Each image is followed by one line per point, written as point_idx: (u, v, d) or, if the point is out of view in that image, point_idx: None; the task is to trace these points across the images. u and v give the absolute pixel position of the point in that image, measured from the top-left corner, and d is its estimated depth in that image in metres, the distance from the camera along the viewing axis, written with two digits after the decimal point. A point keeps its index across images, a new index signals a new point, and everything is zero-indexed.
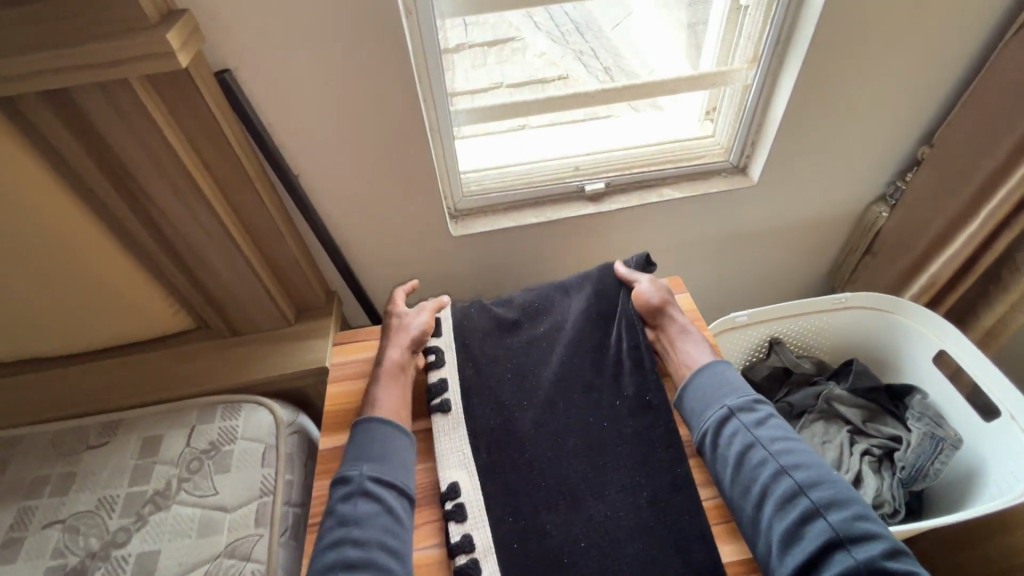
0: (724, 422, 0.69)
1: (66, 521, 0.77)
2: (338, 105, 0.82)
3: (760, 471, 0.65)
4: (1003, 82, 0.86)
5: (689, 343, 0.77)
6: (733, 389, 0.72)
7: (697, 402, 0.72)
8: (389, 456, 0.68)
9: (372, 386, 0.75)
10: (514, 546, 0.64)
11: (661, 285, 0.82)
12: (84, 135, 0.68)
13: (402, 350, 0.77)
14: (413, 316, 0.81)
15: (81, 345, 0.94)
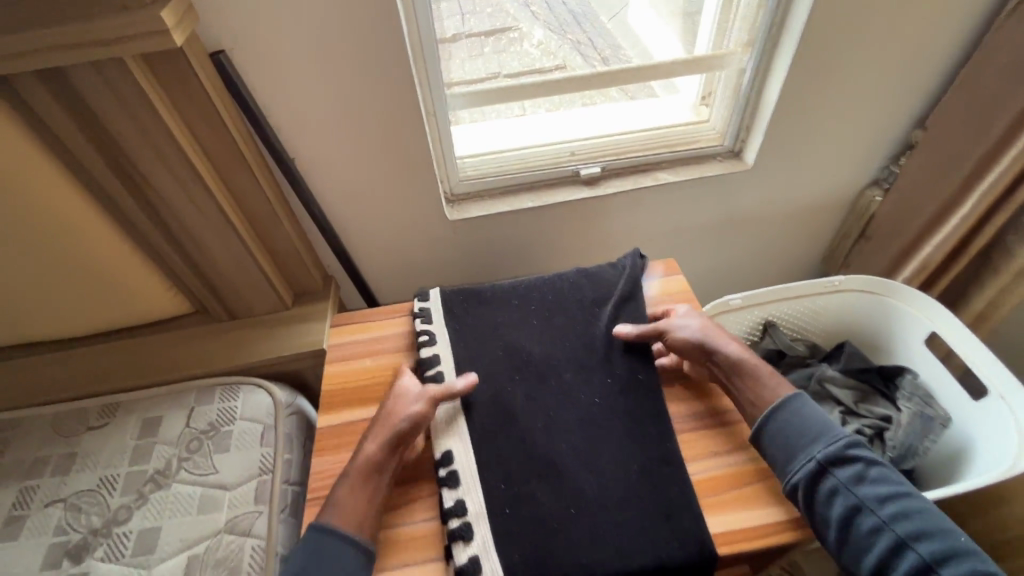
0: (822, 480, 0.62)
1: (68, 499, 0.78)
2: (333, 87, 0.82)
3: (873, 541, 0.59)
4: (997, 63, 0.86)
5: (750, 378, 0.71)
6: (827, 437, 0.64)
7: (784, 451, 0.66)
8: (340, 573, 0.59)
9: (337, 485, 0.65)
10: (506, 512, 0.65)
11: (684, 323, 0.76)
12: (80, 115, 0.69)
13: (381, 449, 0.66)
14: (407, 388, 0.72)
15: (79, 328, 0.94)
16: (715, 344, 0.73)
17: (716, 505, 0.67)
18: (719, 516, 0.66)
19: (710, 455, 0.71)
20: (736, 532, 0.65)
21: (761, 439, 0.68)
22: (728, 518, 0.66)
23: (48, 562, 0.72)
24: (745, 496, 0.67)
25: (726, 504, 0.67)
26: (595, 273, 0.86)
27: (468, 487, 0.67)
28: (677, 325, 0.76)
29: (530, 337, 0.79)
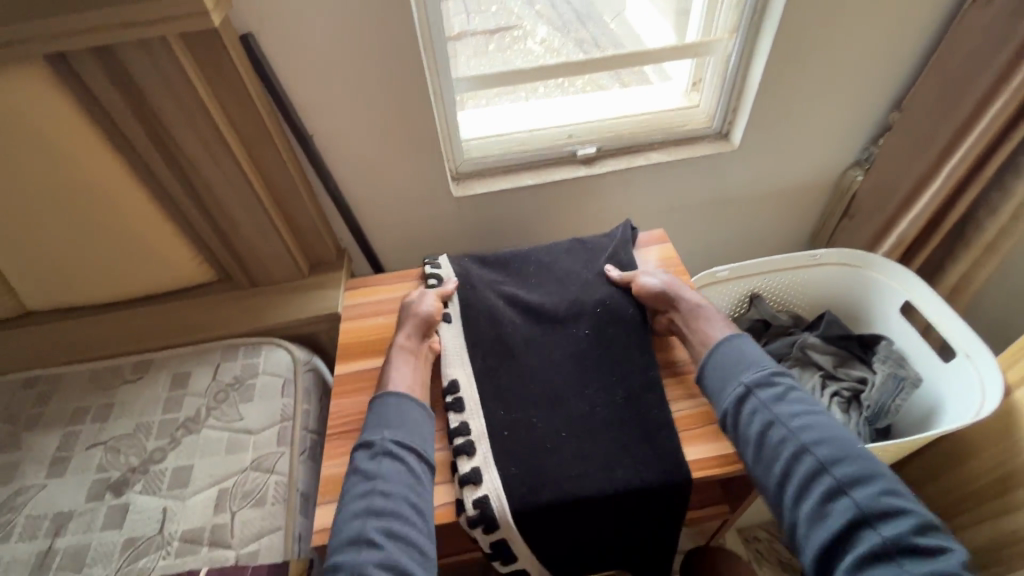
0: (743, 400, 0.71)
1: (107, 442, 0.85)
2: (349, 69, 0.90)
3: (782, 450, 0.66)
4: (964, 46, 0.93)
5: (703, 322, 0.79)
6: (751, 364, 0.73)
7: (716, 379, 0.74)
8: (408, 423, 0.71)
9: (386, 367, 0.77)
10: (503, 434, 0.73)
11: (657, 276, 0.84)
12: (126, 89, 0.76)
13: (412, 335, 0.79)
14: (421, 301, 0.83)
15: (114, 293, 1.02)
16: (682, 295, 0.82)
17: (695, 439, 0.74)
18: (697, 447, 0.73)
19: (689, 397, 0.78)
20: (712, 460, 0.72)
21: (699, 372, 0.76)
22: (705, 450, 0.73)
23: (92, 494, 0.79)
24: (722, 432, 0.75)
25: (703, 437, 0.74)
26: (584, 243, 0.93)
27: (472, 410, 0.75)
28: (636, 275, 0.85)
29: (536, 292, 0.87)
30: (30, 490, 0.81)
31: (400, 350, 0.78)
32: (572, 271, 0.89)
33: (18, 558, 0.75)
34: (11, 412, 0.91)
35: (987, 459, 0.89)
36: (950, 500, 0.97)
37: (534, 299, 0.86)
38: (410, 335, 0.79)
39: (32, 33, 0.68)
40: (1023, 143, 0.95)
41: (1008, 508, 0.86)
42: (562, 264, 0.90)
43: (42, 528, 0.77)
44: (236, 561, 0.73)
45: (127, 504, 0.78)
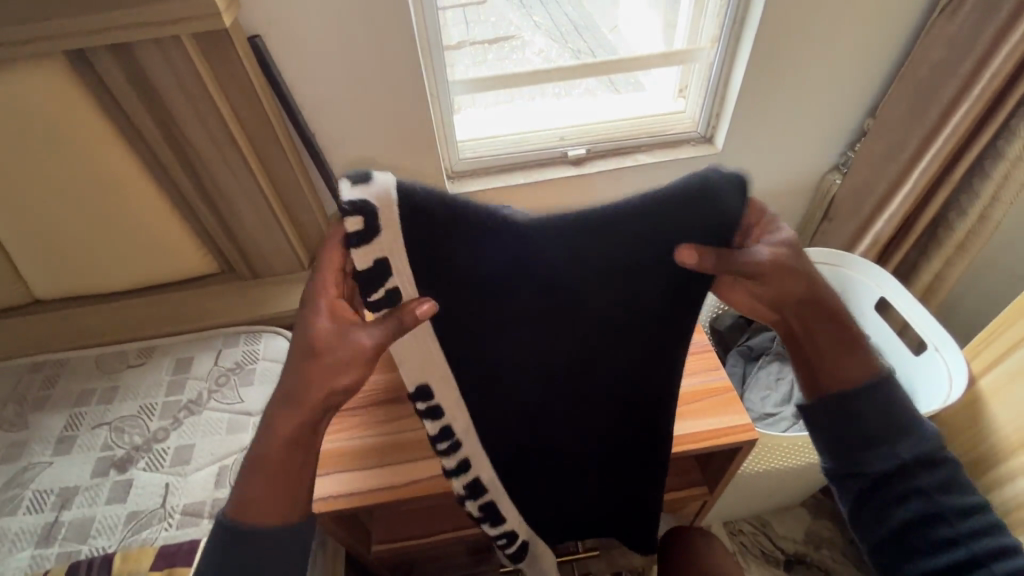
0: (898, 484, 0.59)
1: (112, 423, 0.89)
2: (351, 70, 0.95)
3: (941, 549, 0.57)
4: (930, 56, 0.99)
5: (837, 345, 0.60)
6: (910, 435, 0.59)
7: (864, 448, 0.59)
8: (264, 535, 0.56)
9: (255, 466, 0.56)
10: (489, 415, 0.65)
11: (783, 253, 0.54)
12: (141, 87, 0.81)
13: (304, 415, 0.56)
14: (338, 343, 0.53)
15: (120, 283, 1.06)
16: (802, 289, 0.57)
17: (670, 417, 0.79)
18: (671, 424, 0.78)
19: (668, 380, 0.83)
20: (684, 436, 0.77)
21: (819, 421, 0.61)
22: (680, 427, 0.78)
23: (97, 471, 0.83)
24: (700, 410, 0.79)
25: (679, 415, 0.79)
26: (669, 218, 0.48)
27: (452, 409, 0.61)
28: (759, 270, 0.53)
29: (526, 262, 0.49)
30: (37, 466, 0.84)
31: (287, 447, 0.56)
32: (594, 250, 0.49)
33: (25, 529, 0.78)
34: (18, 394, 0.95)
35: (957, 445, 0.93)
36: None
37: (522, 281, 0.51)
38: (308, 419, 0.56)
39: (55, 31, 0.73)
40: (987, 148, 1.01)
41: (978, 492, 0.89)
42: (577, 233, 0.48)
43: (49, 501, 0.80)
44: None
45: (131, 479, 0.81)
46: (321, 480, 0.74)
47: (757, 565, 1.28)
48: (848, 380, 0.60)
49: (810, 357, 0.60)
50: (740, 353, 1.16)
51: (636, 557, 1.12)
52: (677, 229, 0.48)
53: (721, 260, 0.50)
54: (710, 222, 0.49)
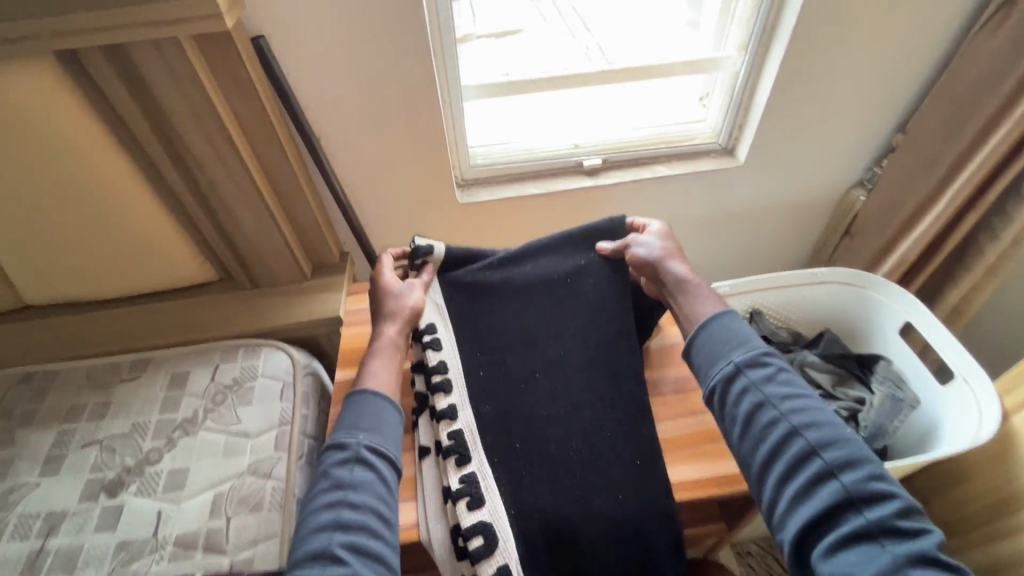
0: (733, 380, 0.70)
1: (103, 442, 0.84)
2: (360, 73, 0.90)
3: (771, 431, 0.67)
4: (970, 72, 0.94)
5: (689, 297, 0.79)
6: (742, 343, 0.73)
7: (709, 359, 0.73)
8: (382, 429, 0.72)
9: (367, 361, 0.79)
10: (480, 373, 0.82)
11: (657, 244, 0.83)
12: (136, 89, 0.76)
13: (397, 331, 0.81)
14: (409, 293, 0.84)
15: (113, 289, 1.01)
16: (676, 267, 0.80)
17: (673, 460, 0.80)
18: (680, 467, 0.79)
19: (684, 416, 0.84)
20: (695, 479, 0.77)
21: (691, 352, 0.76)
22: (689, 467, 0.79)
23: (86, 494, 0.79)
24: (712, 452, 0.80)
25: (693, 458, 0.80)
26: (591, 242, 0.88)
27: (463, 416, 0.79)
28: (637, 244, 0.84)
29: (516, 271, 0.88)
30: (24, 487, 0.80)
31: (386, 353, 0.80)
32: (537, 250, 0.90)
33: (10, 557, 0.74)
34: (5, 407, 0.90)
35: (982, 483, 0.90)
36: (943, 520, 0.98)
37: (513, 287, 0.87)
38: (396, 335, 0.81)
39: (43, 30, 0.68)
40: None
41: (1001, 533, 0.86)
42: (536, 248, 0.90)
43: (35, 527, 0.76)
44: (230, 567, 0.72)
45: (122, 505, 0.77)
46: None
47: None
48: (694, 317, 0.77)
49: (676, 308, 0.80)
50: None
51: None
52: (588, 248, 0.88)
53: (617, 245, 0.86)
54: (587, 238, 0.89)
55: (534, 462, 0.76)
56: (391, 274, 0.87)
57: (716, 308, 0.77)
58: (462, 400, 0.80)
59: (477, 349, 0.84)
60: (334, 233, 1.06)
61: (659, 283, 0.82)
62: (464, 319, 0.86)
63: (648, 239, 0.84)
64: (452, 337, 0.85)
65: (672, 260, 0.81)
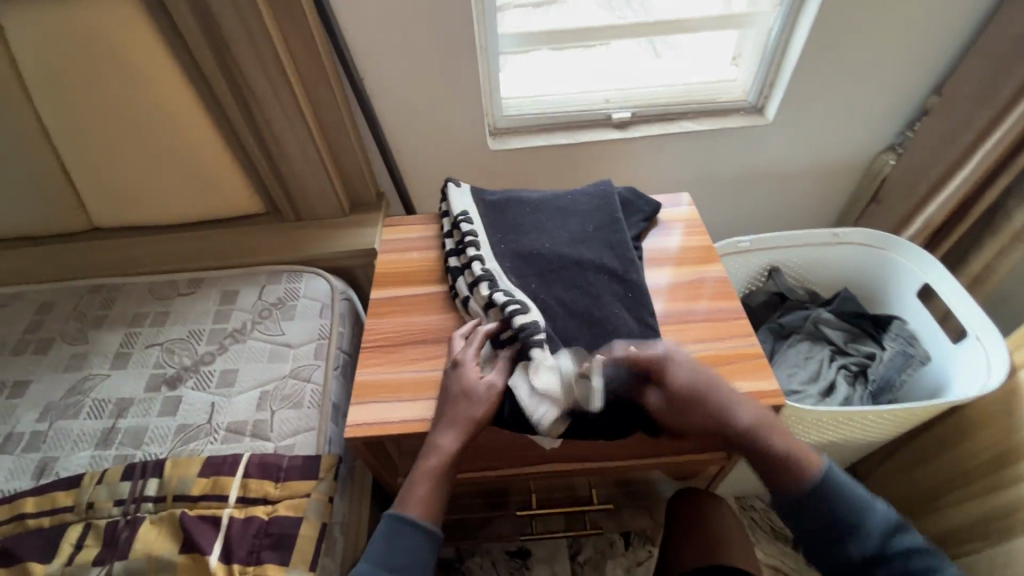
0: (833, 514, 0.65)
1: (164, 344, 0.94)
2: (402, 15, 0.94)
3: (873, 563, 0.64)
4: (1010, 30, 0.93)
5: (766, 439, 0.69)
6: (846, 487, 0.67)
7: (804, 491, 0.67)
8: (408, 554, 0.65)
9: (412, 478, 0.68)
10: (502, 246, 0.86)
11: (702, 372, 0.71)
12: (203, 21, 0.84)
13: (459, 438, 0.69)
14: (477, 387, 0.71)
15: (172, 215, 1.11)
16: (743, 414, 0.69)
17: None
18: None
19: None
20: None
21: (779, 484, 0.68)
22: None
23: (150, 386, 0.89)
24: (726, 372, 0.76)
25: (707, 379, 0.76)
26: (603, 182, 0.97)
27: (492, 264, 0.84)
28: (671, 367, 0.71)
29: (536, 196, 0.95)
30: (97, 377, 0.91)
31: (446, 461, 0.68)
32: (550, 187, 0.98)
33: (86, 432, 0.84)
34: (79, 311, 1.01)
35: (987, 436, 0.92)
36: (953, 473, 1.00)
37: (536, 200, 0.94)
38: (456, 443, 0.69)
39: None
40: None
41: (1003, 481, 0.89)
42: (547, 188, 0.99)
43: (107, 409, 0.86)
44: (274, 451, 0.80)
45: (180, 397, 0.87)
46: (356, 408, 0.74)
47: (765, 541, 1.22)
48: (781, 455, 0.68)
49: (754, 446, 0.69)
50: (771, 330, 1.15)
51: (646, 519, 1.17)
52: (601, 180, 0.97)
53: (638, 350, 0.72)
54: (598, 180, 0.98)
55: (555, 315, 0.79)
56: (468, 365, 0.73)
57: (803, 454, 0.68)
58: (490, 254, 0.85)
59: (500, 230, 0.89)
60: (373, 171, 1.13)
61: (721, 419, 0.70)
62: (489, 208, 0.93)
63: (694, 366, 0.71)
64: (482, 219, 0.91)
65: (729, 396, 0.70)
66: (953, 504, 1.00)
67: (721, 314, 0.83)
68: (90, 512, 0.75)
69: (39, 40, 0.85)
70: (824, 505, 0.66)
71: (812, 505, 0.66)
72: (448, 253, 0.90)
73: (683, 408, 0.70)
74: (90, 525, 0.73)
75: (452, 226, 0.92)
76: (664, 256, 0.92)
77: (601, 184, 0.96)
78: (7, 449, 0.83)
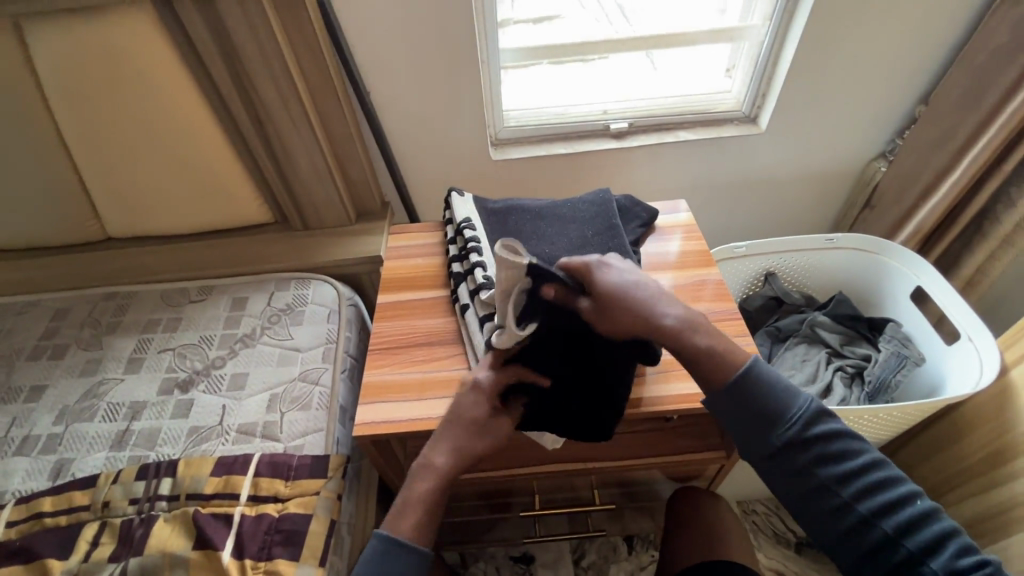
0: (763, 424, 0.62)
1: (176, 349, 0.97)
2: (408, 32, 0.99)
3: (809, 475, 0.60)
4: (992, 41, 0.97)
5: (694, 341, 0.66)
6: (776, 388, 0.63)
7: (734, 403, 0.64)
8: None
9: (406, 482, 0.66)
10: (503, 251, 0.89)
11: (627, 276, 0.68)
12: (219, 39, 0.88)
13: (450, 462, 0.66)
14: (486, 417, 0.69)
15: (183, 225, 1.14)
16: (670, 315, 0.67)
17: (677, 378, 0.78)
18: (684, 385, 0.78)
19: None
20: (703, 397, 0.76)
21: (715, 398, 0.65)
22: None
23: (162, 389, 0.91)
24: None
25: None
26: (601, 190, 1.00)
27: (494, 269, 0.87)
28: (602, 273, 0.68)
29: (537, 204, 0.98)
30: (111, 381, 0.93)
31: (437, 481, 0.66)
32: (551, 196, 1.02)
33: (100, 434, 0.87)
34: (93, 318, 1.04)
35: (981, 435, 0.94)
36: (949, 473, 1.02)
37: (536, 208, 0.97)
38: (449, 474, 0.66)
39: None
40: None
41: (998, 480, 0.91)
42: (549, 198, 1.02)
43: (120, 412, 0.89)
44: (284, 451, 0.82)
45: (192, 399, 0.89)
46: (366, 407, 0.77)
47: (767, 544, 1.23)
48: (708, 354, 0.65)
49: (681, 344, 0.66)
50: (767, 334, 1.17)
51: (648, 521, 1.18)
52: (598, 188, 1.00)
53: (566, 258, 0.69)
54: (596, 189, 1.02)
55: None
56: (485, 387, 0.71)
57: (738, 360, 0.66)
58: (492, 260, 0.88)
59: (501, 235, 0.92)
60: (378, 181, 1.16)
61: (648, 321, 0.66)
62: (492, 215, 0.96)
63: (618, 271, 0.69)
64: (485, 226, 0.94)
65: (652, 297, 0.68)
66: (952, 504, 1.01)
67: (717, 315, 0.85)
68: (106, 510, 0.77)
69: (61, 58, 0.89)
70: (747, 390, 0.64)
71: (736, 392, 0.64)
72: (452, 260, 0.93)
73: (608, 305, 0.66)
74: (106, 524, 0.76)
75: (456, 232, 0.95)
76: (662, 260, 0.95)
77: (599, 193, 1.00)
78: (25, 451, 0.86)
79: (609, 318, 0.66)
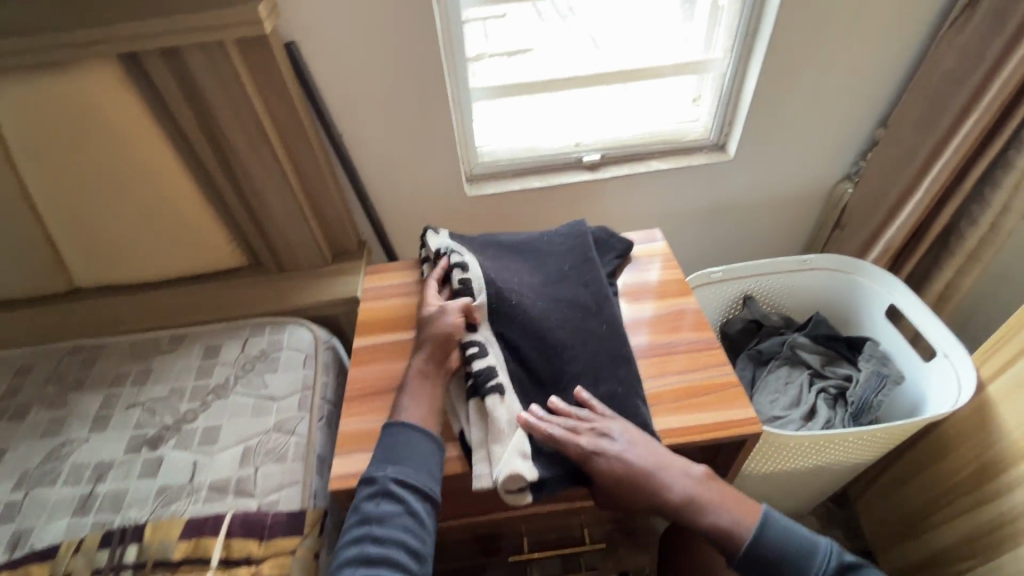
0: None
1: (145, 403, 0.94)
2: (379, 76, 1.00)
3: None
4: (941, 66, 1.02)
5: (701, 514, 0.68)
6: (794, 553, 0.67)
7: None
8: (415, 459, 0.71)
9: (399, 394, 0.78)
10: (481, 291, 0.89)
11: (624, 455, 0.70)
12: (187, 87, 0.88)
13: (425, 359, 0.79)
14: (439, 318, 0.82)
15: (153, 273, 1.12)
16: (674, 490, 0.68)
17: (659, 412, 0.77)
18: (667, 418, 0.76)
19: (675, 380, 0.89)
20: (689, 428, 0.75)
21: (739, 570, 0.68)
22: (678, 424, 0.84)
23: (130, 447, 0.88)
24: (705, 403, 0.77)
25: (682, 409, 0.77)
26: (575, 222, 1.00)
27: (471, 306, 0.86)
28: (598, 454, 0.70)
29: (514, 240, 0.98)
30: (76, 442, 0.89)
31: (417, 376, 0.78)
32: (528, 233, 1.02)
33: (63, 500, 0.82)
34: (58, 374, 1.00)
35: (965, 451, 0.94)
36: (938, 491, 1.01)
37: (513, 243, 0.97)
38: (424, 368, 0.78)
39: (112, 35, 0.80)
40: (995, 160, 1.03)
41: (986, 496, 0.90)
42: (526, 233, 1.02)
43: (85, 475, 0.85)
44: (259, 508, 0.79)
45: (162, 457, 0.86)
46: (342, 459, 0.74)
47: None
48: (714, 530, 0.68)
49: (688, 522, 0.69)
50: (750, 357, 1.17)
51: (642, 557, 1.15)
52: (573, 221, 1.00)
53: (557, 435, 0.71)
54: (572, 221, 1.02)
55: (534, 355, 0.82)
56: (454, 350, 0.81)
57: (744, 529, 0.68)
58: None
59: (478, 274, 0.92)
60: (354, 221, 1.16)
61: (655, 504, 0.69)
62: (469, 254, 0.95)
63: (618, 454, 0.70)
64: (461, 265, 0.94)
65: (654, 474, 0.69)
66: (943, 523, 1.00)
67: (697, 345, 0.85)
68: None
69: (24, 112, 0.88)
70: (771, 562, 0.67)
71: (760, 563, 0.67)
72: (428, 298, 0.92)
73: (612, 493, 0.70)
74: None
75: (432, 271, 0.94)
76: (639, 290, 0.94)
77: (575, 225, 1.00)
78: None
79: (615, 500, 0.71)
